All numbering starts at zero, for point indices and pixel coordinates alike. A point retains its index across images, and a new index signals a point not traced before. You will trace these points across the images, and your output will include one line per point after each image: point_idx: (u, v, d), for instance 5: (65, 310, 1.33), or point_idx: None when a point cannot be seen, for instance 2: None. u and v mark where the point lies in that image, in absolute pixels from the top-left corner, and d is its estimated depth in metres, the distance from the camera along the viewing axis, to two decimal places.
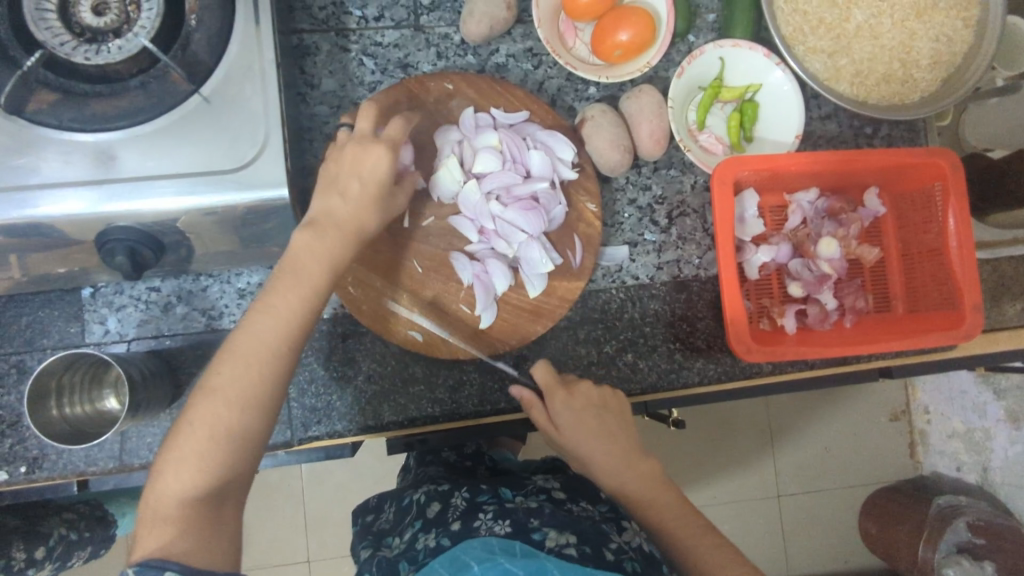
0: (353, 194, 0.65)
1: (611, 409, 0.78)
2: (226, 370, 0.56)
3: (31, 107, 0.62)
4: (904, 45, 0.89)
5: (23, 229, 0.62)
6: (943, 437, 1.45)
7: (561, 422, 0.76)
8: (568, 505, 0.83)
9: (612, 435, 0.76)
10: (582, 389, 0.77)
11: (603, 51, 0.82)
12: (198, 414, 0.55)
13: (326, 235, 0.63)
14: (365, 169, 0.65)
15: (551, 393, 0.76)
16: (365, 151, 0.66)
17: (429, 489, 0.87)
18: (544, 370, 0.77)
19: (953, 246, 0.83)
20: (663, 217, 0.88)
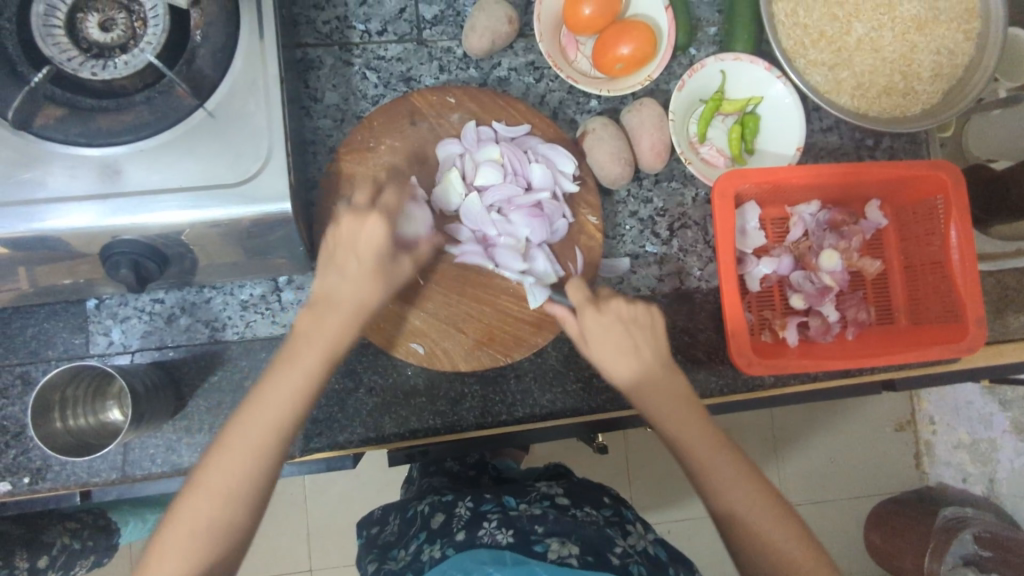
0: (352, 268, 0.67)
1: (646, 329, 0.71)
2: (219, 464, 0.60)
3: (37, 122, 0.63)
4: (905, 58, 0.90)
5: (28, 242, 0.62)
6: (948, 448, 1.44)
7: (592, 338, 0.70)
8: (572, 511, 0.83)
9: (644, 356, 0.70)
10: (615, 306, 0.71)
11: (604, 64, 0.82)
12: (190, 502, 0.59)
13: (328, 319, 0.66)
14: (361, 240, 0.68)
15: (580, 309, 0.71)
16: (360, 223, 0.68)
17: (433, 500, 0.87)
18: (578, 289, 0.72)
19: (955, 259, 0.83)
20: (664, 229, 0.88)
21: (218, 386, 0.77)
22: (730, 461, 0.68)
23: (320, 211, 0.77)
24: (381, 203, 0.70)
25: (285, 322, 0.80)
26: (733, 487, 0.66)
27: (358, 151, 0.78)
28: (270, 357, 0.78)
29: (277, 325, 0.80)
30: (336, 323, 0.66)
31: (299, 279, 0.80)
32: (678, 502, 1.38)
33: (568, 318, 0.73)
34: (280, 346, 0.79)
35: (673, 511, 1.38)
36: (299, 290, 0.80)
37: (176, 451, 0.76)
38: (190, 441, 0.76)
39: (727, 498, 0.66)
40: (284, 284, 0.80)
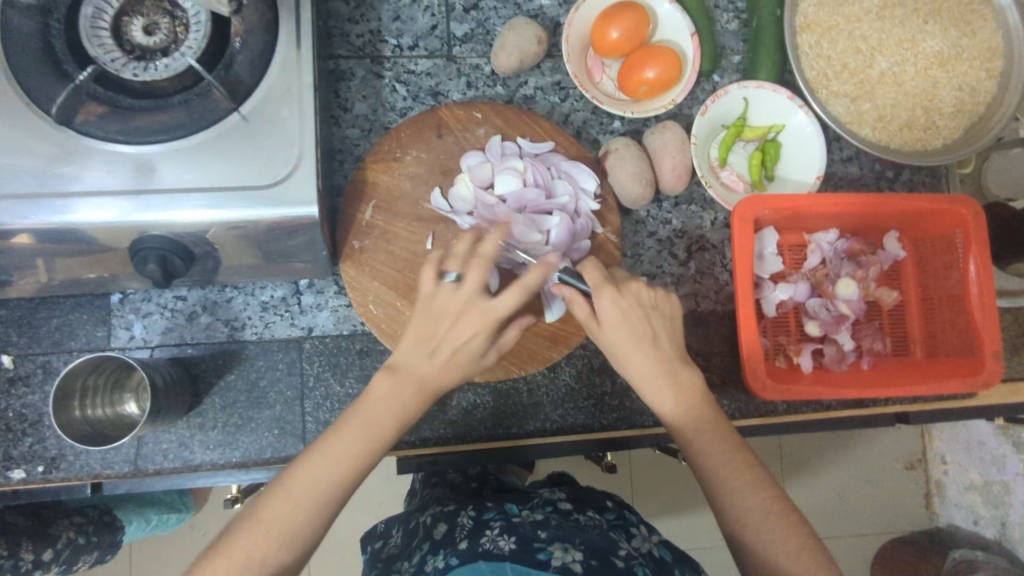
0: (442, 357, 0.63)
1: (662, 318, 0.69)
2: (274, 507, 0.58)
3: (78, 118, 0.65)
4: (927, 93, 0.91)
5: (61, 233, 0.64)
6: (959, 487, 1.41)
7: (605, 321, 0.67)
8: (575, 515, 0.83)
9: (659, 343, 0.68)
10: (632, 288, 0.68)
11: (629, 86, 0.84)
12: (242, 541, 0.57)
13: (396, 396, 0.62)
14: (459, 339, 0.63)
15: (598, 288, 0.67)
16: (465, 321, 0.63)
17: (435, 511, 0.87)
18: (596, 268, 0.68)
19: (974, 293, 0.83)
20: (682, 251, 0.89)
21: (234, 385, 0.78)
22: (743, 466, 0.64)
23: (344, 217, 0.79)
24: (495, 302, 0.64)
25: (302, 325, 0.80)
26: (745, 492, 0.63)
27: (384, 161, 0.80)
28: (286, 358, 0.79)
29: (295, 327, 0.80)
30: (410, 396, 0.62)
31: (319, 283, 0.81)
32: (682, 526, 1.37)
33: (578, 297, 0.68)
34: (296, 348, 0.80)
35: (677, 537, 1.37)
36: (319, 294, 0.81)
37: (188, 447, 0.77)
38: (203, 439, 0.77)
39: (738, 502, 0.63)
40: (304, 287, 0.81)
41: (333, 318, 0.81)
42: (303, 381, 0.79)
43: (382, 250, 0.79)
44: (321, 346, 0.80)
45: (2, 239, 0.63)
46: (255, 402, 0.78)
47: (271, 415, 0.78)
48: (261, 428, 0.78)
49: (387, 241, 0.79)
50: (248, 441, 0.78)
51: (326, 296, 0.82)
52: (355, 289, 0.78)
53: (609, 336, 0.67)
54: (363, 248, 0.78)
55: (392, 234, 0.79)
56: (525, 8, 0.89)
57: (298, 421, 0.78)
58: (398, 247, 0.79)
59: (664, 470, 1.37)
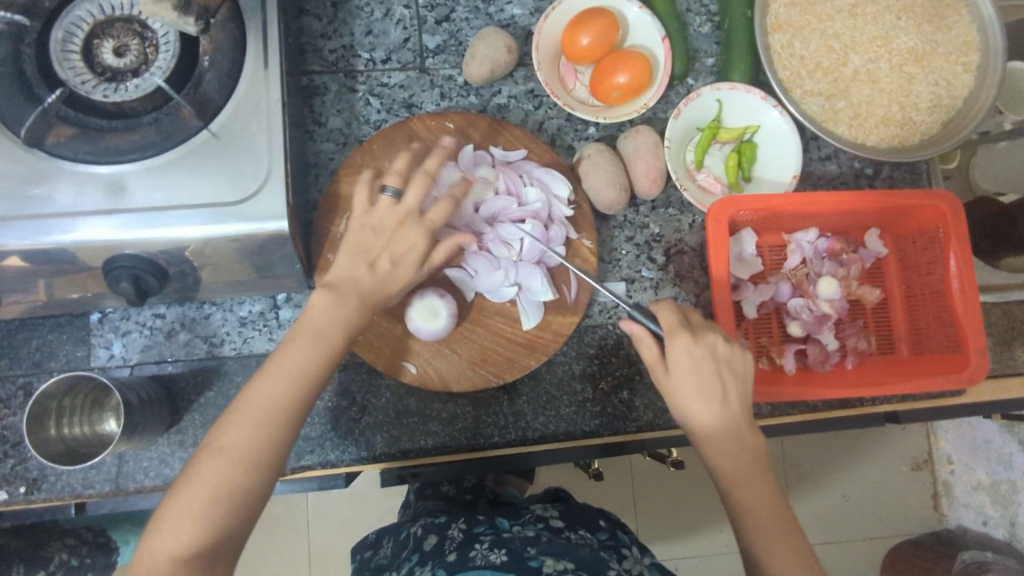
0: (383, 269, 0.67)
1: (736, 378, 0.68)
2: (232, 432, 0.57)
3: (49, 140, 0.66)
4: (903, 89, 0.90)
5: (34, 254, 0.65)
6: (967, 488, 1.40)
7: (676, 370, 0.67)
8: (566, 533, 0.82)
9: (727, 398, 0.67)
10: (710, 341, 0.68)
11: (601, 92, 0.84)
12: (208, 470, 0.56)
13: (336, 302, 0.64)
14: (402, 250, 0.68)
15: (673, 334, 0.68)
16: (406, 231, 0.68)
17: (426, 522, 0.86)
18: (673, 313, 0.69)
19: (956, 289, 0.82)
20: (660, 255, 0.88)
21: (214, 401, 0.78)
22: (794, 546, 0.63)
23: (319, 230, 0.79)
24: (430, 215, 0.69)
25: (281, 339, 0.81)
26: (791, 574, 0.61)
27: (357, 173, 0.80)
28: None
29: (273, 342, 0.81)
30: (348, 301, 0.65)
31: (296, 297, 0.82)
32: (682, 534, 1.36)
33: (643, 341, 0.69)
34: None
35: (678, 545, 1.35)
36: (297, 308, 0.82)
37: (169, 465, 0.77)
38: (183, 456, 0.77)
39: None
40: (282, 301, 0.82)
41: None
42: None
43: None
44: None
45: None
46: None
47: None
48: None
49: None
50: None
51: (304, 310, 0.82)
52: None
53: (676, 387, 0.67)
54: (338, 261, 0.79)
55: None
56: (497, 18, 0.90)
57: None
58: None
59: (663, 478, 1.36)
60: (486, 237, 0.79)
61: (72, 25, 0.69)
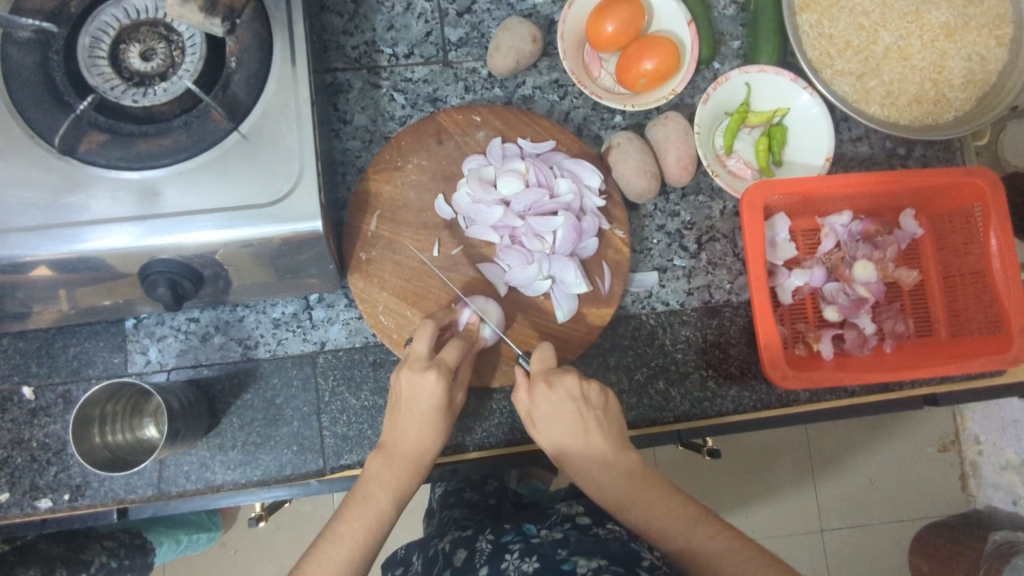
0: (401, 418, 0.67)
1: (595, 408, 0.68)
2: (375, 492, 0.65)
3: (81, 147, 0.66)
4: (936, 65, 0.89)
5: (68, 263, 0.65)
6: (997, 468, 1.37)
7: (540, 419, 0.68)
8: (594, 529, 0.80)
9: (591, 432, 0.67)
10: (566, 383, 0.68)
11: (628, 79, 0.83)
12: (346, 530, 0.63)
13: (410, 422, 0.67)
14: (419, 399, 0.66)
15: (533, 385, 0.68)
16: (420, 380, 0.66)
17: (453, 538, 0.86)
18: (540, 359, 0.70)
19: (997, 267, 0.80)
20: (692, 242, 0.87)
21: (251, 405, 0.78)
22: (705, 535, 0.61)
23: (350, 229, 0.79)
24: (440, 357, 0.68)
25: (315, 340, 0.80)
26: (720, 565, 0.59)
27: (385, 170, 0.79)
28: (301, 373, 0.79)
29: (307, 342, 0.80)
30: (425, 419, 0.67)
31: (329, 297, 0.81)
32: None
33: (520, 391, 0.70)
34: (311, 363, 0.80)
35: None
36: (329, 308, 0.81)
37: (209, 468, 0.77)
38: (223, 458, 0.77)
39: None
40: (315, 302, 0.81)
41: (345, 330, 0.81)
42: (318, 396, 0.79)
43: (389, 260, 0.78)
44: (335, 360, 0.80)
45: (21, 273, 0.64)
46: (272, 419, 0.78)
47: (289, 432, 0.78)
48: (280, 445, 0.78)
49: (393, 250, 0.79)
50: (268, 459, 0.78)
51: (337, 310, 0.82)
52: (364, 300, 0.78)
53: (546, 436, 0.68)
54: (370, 259, 0.78)
55: (397, 243, 0.79)
56: (519, 8, 0.88)
57: (316, 435, 0.78)
58: (404, 256, 0.79)
59: (683, 469, 1.39)
60: (519, 230, 0.79)
61: (98, 31, 0.69)
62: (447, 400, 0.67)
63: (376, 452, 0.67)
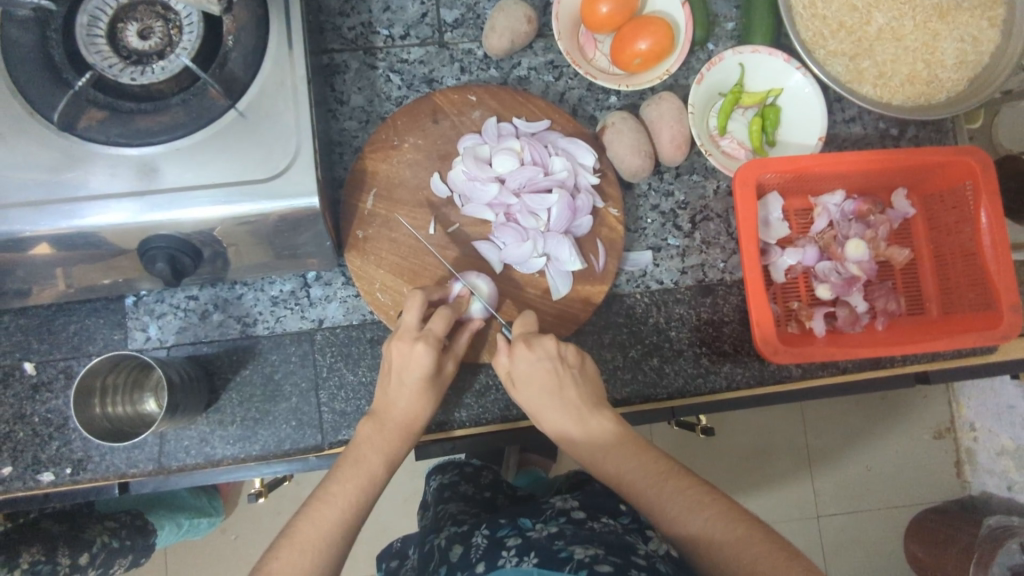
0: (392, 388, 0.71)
1: (572, 368, 0.72)
2: (367, 453, 0.67)
3: (81, 123, 0.66)
4: (928, 46, 0.89)
5: (68, 239, 0.65)
6: (991, 455, 1.38)
7: (519, 378, 0.72)
8: (590, 523, 0.80)
9: (566, 390, 0.71)
10: (544, 343, 0.71)
11: (622, 60, 0.84)
12: (337, 491, 0.64)
13: (401, 392, 0.70)
14: (408, 369, 0.70)
15: (513, 346, 0.72)
16: (408, 350, 0.70)
17: (448, 533, 0.87)
18: (522, 324, 0.74)
19: (987, 245, 0.81)
20: (686, 222, 0.88)
21: (250, 380, 0.79)
22: (676, 486, 0.63)
23: (347, 207, 0.79)
24: (428, 328, 0.71)
25: (313, 317, 0.81)
26: (687, 517, 0.60)
27: (382, 150, 0.80)
28: (299, 350, 0.80)
29: (306, 320, 0.81)
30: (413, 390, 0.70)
31: (327, 275, 0.82)
32: None
33: (500, 354, 0.74)
34: (308, 340, 0.81)
35: None
36: (327, 286, 0.82)
37: (209, 443, 0.78)
38: (222, 434, 0.78)
39: (681, 532, 0.60)
40: (312, 280, 0.82)
41: (343, 308, 0.82)
42: (316, 372, 0.80)
43: (384, 236, 0.79)
44: (333, 337, 0.81)
45: (25, 251, 0.66)
46: (271, 395, 0.79)
47: (287, 407, 0.79)
48: (278, 420, 0.79)
49: (389, 228, 0.79)
50: (266, 434, 0.79)
51: (334, 288, 0.83)
52: (361, 276, 0.79)
53: (525, 395, 0.71)
54: (366, 236, 0.79)
55: (393, 220, 0.80)
56: None
57: (314, 411, 0.79)
58: (400, 233, 0.80)
59: (679, 453, 1.41)
60: (514, 208, 0.80)
61: (97, 9, 0.69)
62: (434, 370, 0.71)
63: (367, 420, 0.70)
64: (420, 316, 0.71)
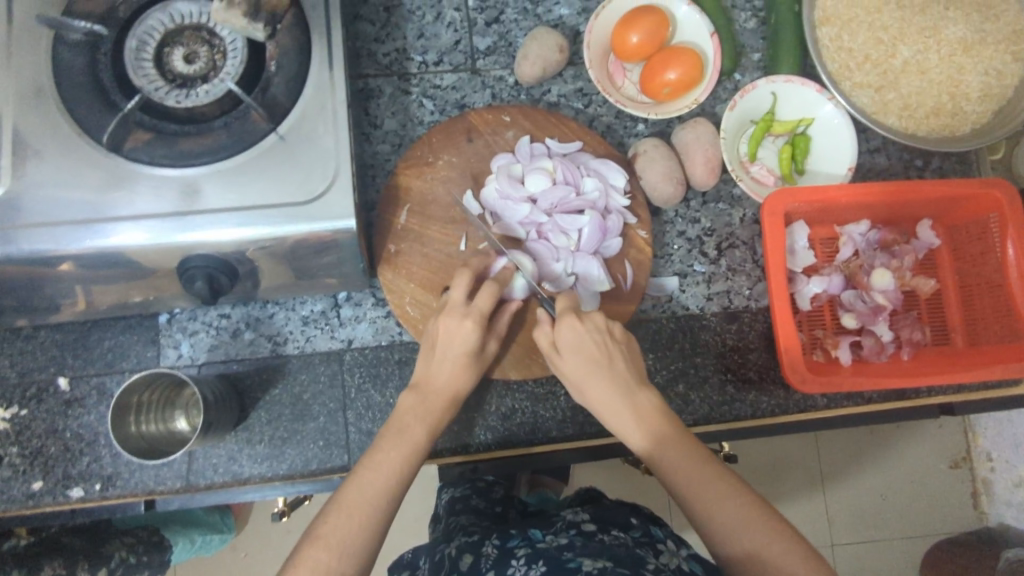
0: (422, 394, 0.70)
1: (620, 344, 0.72)
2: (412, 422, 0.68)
3: (127, 144, 0.68)
4: (953, 79, 0.90)
5: (107, 257, 0.66)
6: (1009, 487, 1.35)
7: (566, 346, 0.71)
8: (599, 536, 0.79)
9: (615, 364, 0.70)
10: (595, 318, 0.72)
11: (651, 88, 0.85)
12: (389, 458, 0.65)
13: (444, 364, 0.72)
14: (453, 344, 0.72)
15: (561, 318, 0.72)
16: (455, 326, 0.72)
17: (459, 542, 0.86)
18: (567, 299, 0.74)
19: (1015, 277, 0.82)
20: (712, 249, 0.89)
21: (279, 400, 0.80)
22: (712, 469, 0.63)
23: (381, 224, 0.81)
24: (474, 305, 0.73)
25: (342, 338, 0.82)
26: (722, 500, 0.60)
27: (416, 165, 0.82)
28: (328, 371, 0.81)
29: (335, 340, 0.82)
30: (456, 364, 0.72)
31: (357, 296, 0.83)
32: None
33: (544, 327, 0.74)
34: (338, 361, 0.81)
35: None
36: (357, 307, 0.83)
37: (236, 461, 0.78)
38: (250, 452, 0.79)
39: (713, 514, 0.60)
40: (343, 301, 0.83)
41: (372, 329, 0.83)
42: (345, 393, 0.81)
43: (417, 252, 0.80)
44: (362, 357, 0.82)
45: (50, 266, 0.66)
46: (300, 415, 0.80)
47: (315, 427, 0.80)
48: (306, 440, 0.79)
49: (422, 243, 0.80)
50: (294, 453, 0.79)
51: (364, 309, 0.83)
52: (392, 292, 0.79)
53: (570, 362, 0.71)
54: (399, 251, 0.80)
55: (426, 237, 0.81)
56: (545, 19, 0.91)
57: (342, 431, 0.80)
58: (432, 249, 0.80)
59: None
60: (545, 227, 0.81)
61: (145, 34, 0.71)
62: (477, 347, 0.73)
63: (409, 392, 0.71)
64: (468, 292, 0.73)
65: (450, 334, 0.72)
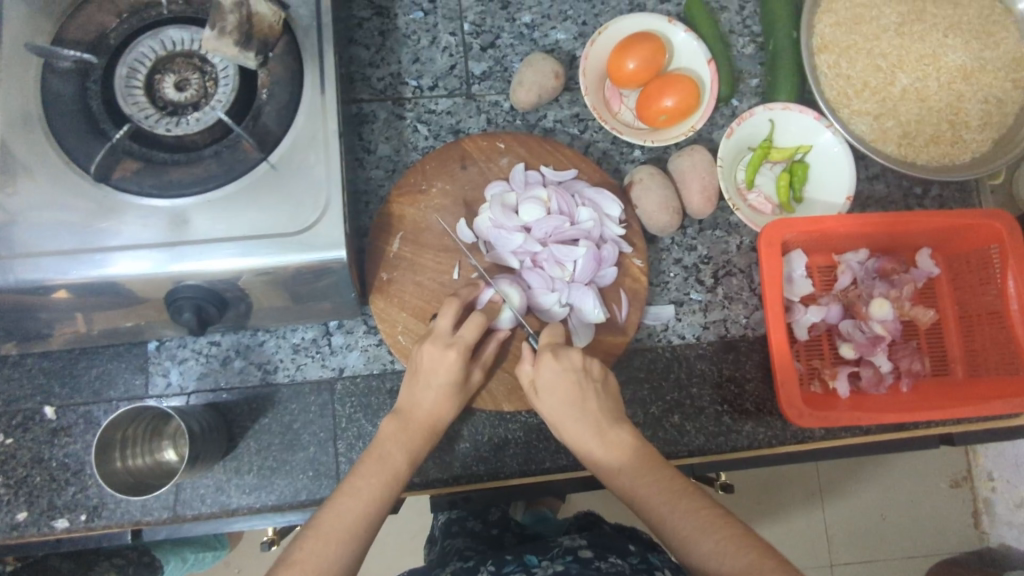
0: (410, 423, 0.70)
1: (596, 381, 0.72)
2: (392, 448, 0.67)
3: (115, 174, 0.67)
4: (953, 106, 0.90)
5: (94, 288, 0.65)
6: (1009, 507, 1.34)
7: (542, 387, 0.71)
8: (596, 563, 0.77)
9: (588, 402, 0.70)
10: (571, 355, 0.71)
11: (648, 116, 0.84)
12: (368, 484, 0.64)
13: (427, 393, 0.71)
14: (437, 373, 0.71)
15: (540, 355, 0.72)
16: (439, 355, 0.71)
17: (454, 567, 0.85)
18: (550, 334, 0.74)
19: (1015, 308, 0.81)
20: (708, 276, 0.88)
21: (268, 429, 0.79)
22: (687, 504, 0.61)
23: (374, 252, 0.80)
24: (460, 336, 0.72)
25: (334, 366, 0.81)
26: (697, 537, 0.58)
27: (409, 193, 0.81)
28: (318, 400, 0.80)
29: (327, 368, 0.81)
30: (441, 392, 0.71)
31: (349, 324, 0.83)
32: None
33: (524, 363, 0.74)
34: (328, 390, 0.80)
35: None
36: (349, 334, 0.82)
37: (224, 492, 0.77)
38: (239, 483, 0.77)
39: (691, 551, 0.58)
40: (334, 328, 0.82)
41: (363, 357, 0.82)
42: (335, 422, 0.80)
43: (409, 280, 0.79)
44: (353, 386, 0.81)
45: (44, 295, 0.65)
46: (290, 444, 0.79)
47: (305, 457, 0.79)
48: (296, 470, 0.78)
49: (414, 271, 0.80)
50: (283, 484, 0.78)
51: (356, 336, 0.83)
52: (383, 321, 0.78)
53: (546, 404, 0.71)
54: (391, 280, 0.79)
55: (419, 265, 0.80)
56: (541, 44, 0.90)
57: (332, 462, 0.79)
58: (424, 277, 0.80)
59: None
60: (541, 257, 0.79)
61: (136, 61, 0.71)
62: (461, 379, 0.72)
63: (391, 418, 0.70)
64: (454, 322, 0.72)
65: (434, 362, 0.71)
